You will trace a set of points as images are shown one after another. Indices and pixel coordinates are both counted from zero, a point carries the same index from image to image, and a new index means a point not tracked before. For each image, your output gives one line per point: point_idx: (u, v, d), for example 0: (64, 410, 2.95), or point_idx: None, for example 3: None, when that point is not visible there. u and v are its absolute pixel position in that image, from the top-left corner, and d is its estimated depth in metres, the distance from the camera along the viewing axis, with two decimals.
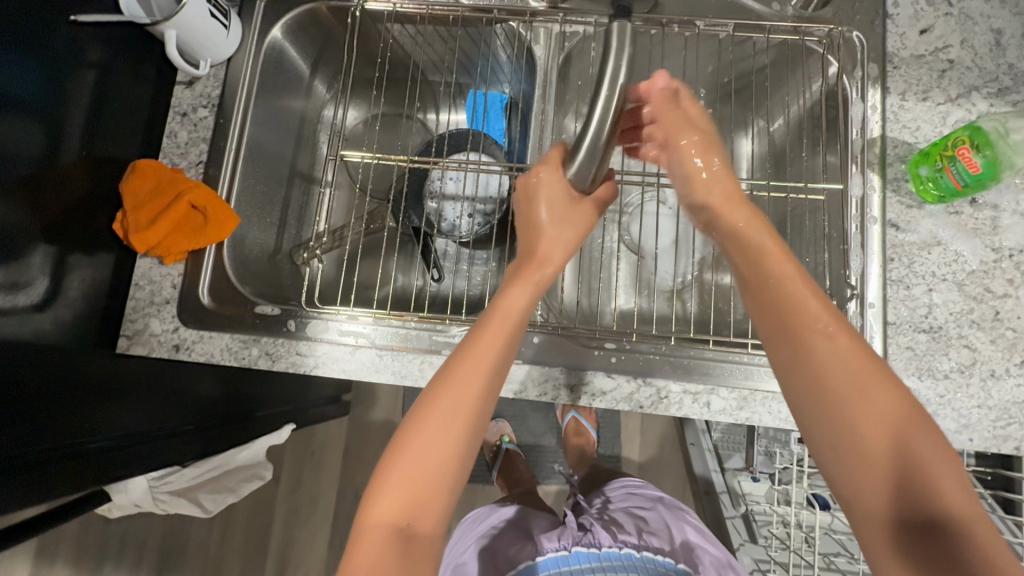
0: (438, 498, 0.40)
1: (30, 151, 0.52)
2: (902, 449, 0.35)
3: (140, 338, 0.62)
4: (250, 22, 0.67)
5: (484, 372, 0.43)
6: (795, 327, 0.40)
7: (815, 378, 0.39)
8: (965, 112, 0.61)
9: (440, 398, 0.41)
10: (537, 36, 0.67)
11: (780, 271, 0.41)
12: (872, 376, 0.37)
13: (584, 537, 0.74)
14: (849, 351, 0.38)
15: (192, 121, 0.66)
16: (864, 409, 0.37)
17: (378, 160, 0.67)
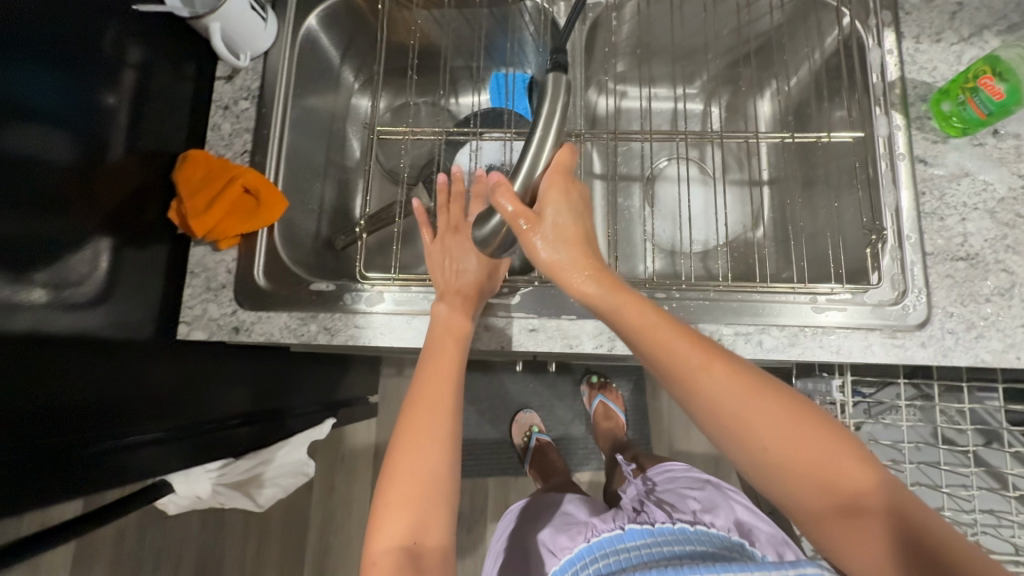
0: (435, 514, 0.48)
1: (89, 143, 0.54)
2: (809, 451, 0.42)
3: (198, 323, 0.63)
4: (283, 14, 0.69)
5: (439, 410, 0.52)
6: (688, 368, 0.44)
7: (712, 410, 0.44)
8: (979, 50, 0.64)
9: (411, 442, 0.51)
10: (559, 9, 0.69)
11: (664, 324, 0.45)
12: (760, 395, 0.43)
13: (640, 518, 0.68)
14: (734, 379, 0.43)
15: (234, 113, 0.68)
16: (766, 428, 0.42)
17: (415, 134, 0.69)
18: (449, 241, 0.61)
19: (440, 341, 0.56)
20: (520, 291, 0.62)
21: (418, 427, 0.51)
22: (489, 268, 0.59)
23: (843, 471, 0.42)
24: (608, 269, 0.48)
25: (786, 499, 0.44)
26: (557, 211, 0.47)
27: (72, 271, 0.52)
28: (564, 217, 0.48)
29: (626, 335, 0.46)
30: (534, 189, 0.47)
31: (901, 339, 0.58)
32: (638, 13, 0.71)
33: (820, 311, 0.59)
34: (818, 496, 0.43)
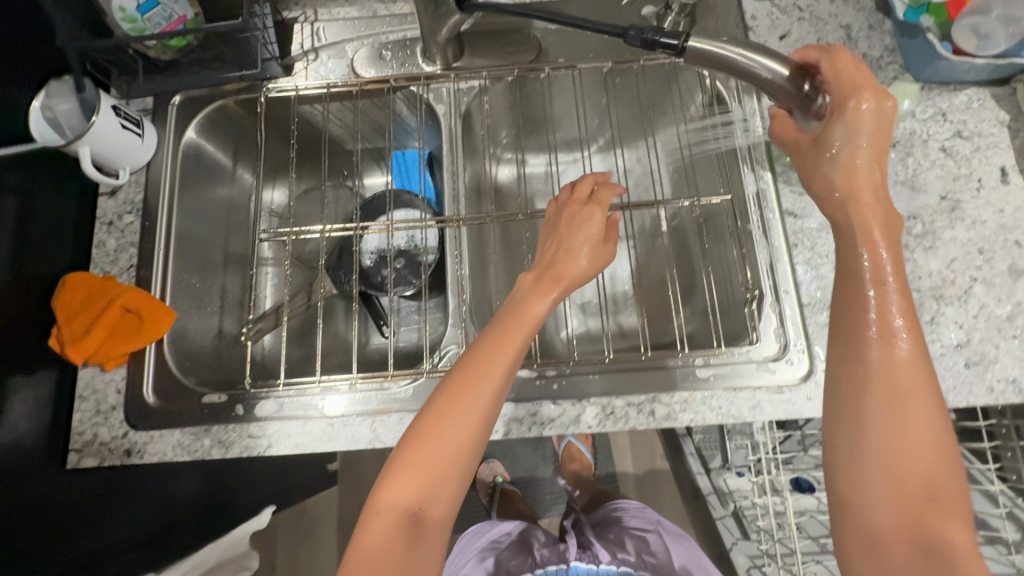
0: (446, 490, 0.44)
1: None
2: (924, 478, 0.38)
3: (89, 449, 0.62)
4: (164, 126, 0.70)
5: (487, 385, 0.46)
6: (869, 333, 0.41)
7: (857, 385, 0.41)
8: None
9: (452, 410, 0.45)
10: (437, 96, 0.70)
11: (870, 275, 0.42)
12: (920, 400, 0.39)
13: (585, 555, 0.82)
14: (912, 375, 0.40)
15: (119, 229, 0.68)
16: (903, 436, 0.39)
17: (301, 233, 0.70)
18: (569, 208, 0.55)
19: (517, 321, 0.49)
20: (412, 383, 0.62)
21: (463, 395, 0.46)
22: (600, 265, 0.53)
23: (942, 522, 0.37)
24: (880, 198, 0.44)
25: (852, 510, 0.40)
26: (846, 141, 0.45)
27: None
28: (858, 156, 0.44)
29: (839, 280, 0.44)
30: (834, 102, 0.46)
31: (787, 393, 0.59)
32: (515, 90, 0.73)
33: (706, 376, 0.60)
34: (898, 523, 0.38)
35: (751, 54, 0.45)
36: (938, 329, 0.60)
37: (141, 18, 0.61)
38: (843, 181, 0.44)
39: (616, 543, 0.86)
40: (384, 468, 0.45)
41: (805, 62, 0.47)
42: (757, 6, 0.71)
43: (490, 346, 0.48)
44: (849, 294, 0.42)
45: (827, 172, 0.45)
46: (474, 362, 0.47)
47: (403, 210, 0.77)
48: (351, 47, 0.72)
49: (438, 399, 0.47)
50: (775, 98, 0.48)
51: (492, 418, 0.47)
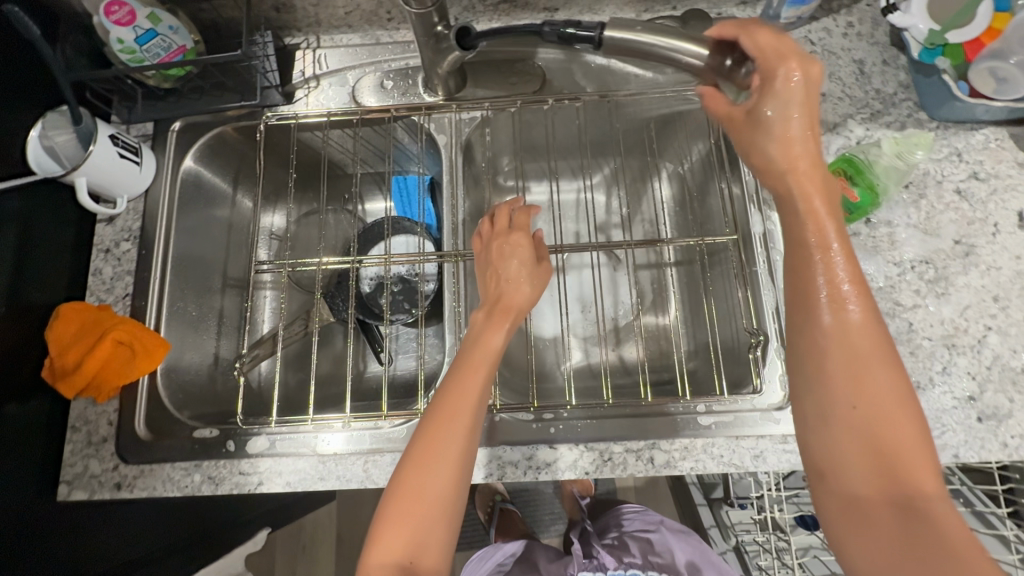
0: (436, 533, 0.43)
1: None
2: (889, 429, 0.38)
3: (80, 481, 0.61)
4: (164, 152, 0.70)
5: (461, 419, 0.46)
6: (819, 296, 0.41)
7: (811, 350, 0.41)
8: (845, 140, 0.65)
9: (428, 455, 0.44)
10: (439, 125, 0.70)
11: (814, 237, 0.42)
12: (871, 355, 0.40)
13: (591, 562, 0.80)
14: (862, 330, 0.40)
15: (116, 256, 0.68)
16: (859, 392, 0.39)
17: (297, 265, 0.69)
18: (496, 242, 0.58)
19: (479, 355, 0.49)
20: (405, 423, 0.61)
21: (437, 435, 0.45)
22: (540, 290, 0.56)
23: (909, 466, 0.38)
24: (815, 156, 0.43)
25: (827, 470, 0.40)
26: (779, 109, 0.44)
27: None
28: (790, 118, 0.43)
29: (788, 246, 0.44)
30: (762, 71, 0.44)
31: (792, 443, 0.57)
32: (517, 120, 0.72)
33: (707, 424, 0.58)
34: (871, 477, 0.38)
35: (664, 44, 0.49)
36: (950, 380, 0.58)
37: (139, 49, 0.61)
38: (782, 142, 0.44)
39: (620, 548, 0.84)
40: (371, 525, 0.44)
41: (722, 38, 0.47)
42: None
43: (452, 384, 0.47)
44: (796, 258, 0.43)
45: (760, 144, 0.45)
46: (443, 405, 0.46)
47: (403, 238, 0.75)
48: (353, 75, 0.71)
49: (411, 450, 0.45)
50: (699, 74, 0.51)
51: (470, 457, 0.46)
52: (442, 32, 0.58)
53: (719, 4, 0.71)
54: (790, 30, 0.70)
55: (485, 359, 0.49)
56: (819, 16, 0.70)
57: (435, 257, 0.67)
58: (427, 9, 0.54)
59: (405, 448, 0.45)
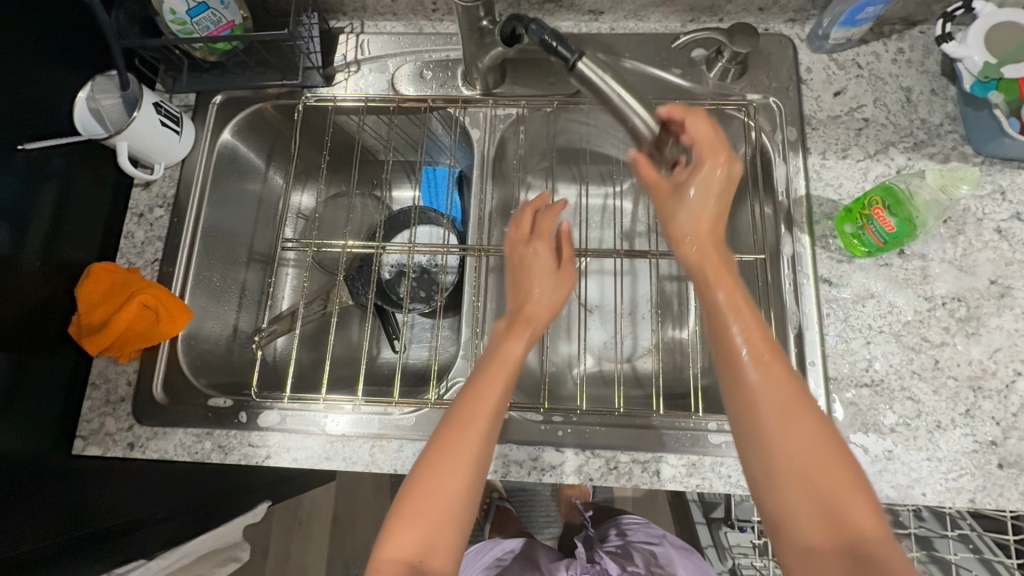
0: (448, 535, 0.43)
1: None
2: (825, 476, 0.39)
3: (95, 438, 0.64)
4: (204, 124, 0.71)
5: (477, 423, 0.46)
6: (742, 357, 0.44)
7: (746, 405, 0.43)
8: (884, 168, 0.64)
9: (438, 457, 0.44)
10: (474, 120, 0.70)
11: (731, 307, 0.46)
12: (796, 405, 0.42)
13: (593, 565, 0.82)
14: (783, 382, 0.43)
15: (148, 222, 0.70)
16: (795, 441, 0.41)
17: (322, 246, 0.69)
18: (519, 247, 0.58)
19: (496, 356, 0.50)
20: (415, 411, 0.61)
21: (453, 437, 0.45)
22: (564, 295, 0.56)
23: (850, 511, 0.38)
24: (716, 236, 0.51)
25: (778, 521, 0.41)
26: (700, 194, 0.50)
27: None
28: (707, 203, 0.50)
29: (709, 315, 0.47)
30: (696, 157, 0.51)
31: None
32: (552, 120, 0.72)
33: (717, 442, 0.58)
34: (817, 525, 0.39)
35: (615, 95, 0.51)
36: (973, 423, 0.56)
37: (189, 20, 0.62)
38: (689, 217, 0.51)
39: (623, 556, 0.86)
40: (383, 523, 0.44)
41: (670, 117, 0.51)
42: (814, 58, 0.69)
43: (473, 388, 0.48)
44: (717, 326, 0.46)
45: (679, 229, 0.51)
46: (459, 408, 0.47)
47: (427, 227, 0.76)
48: (393, 62, 0.72)
49: (425, 452, 0.45)
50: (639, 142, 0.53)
51: (484, 463, 0.46)
52: (486, 27, 0.58)
53: (767, 20, 0.70)
54: (838, 52, 0.68)
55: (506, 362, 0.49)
56: (869, 39, 0.69)
57: (459, 250, 0.67)
58: (474, 3, 0.54)
59: (420, 453, 0.46)
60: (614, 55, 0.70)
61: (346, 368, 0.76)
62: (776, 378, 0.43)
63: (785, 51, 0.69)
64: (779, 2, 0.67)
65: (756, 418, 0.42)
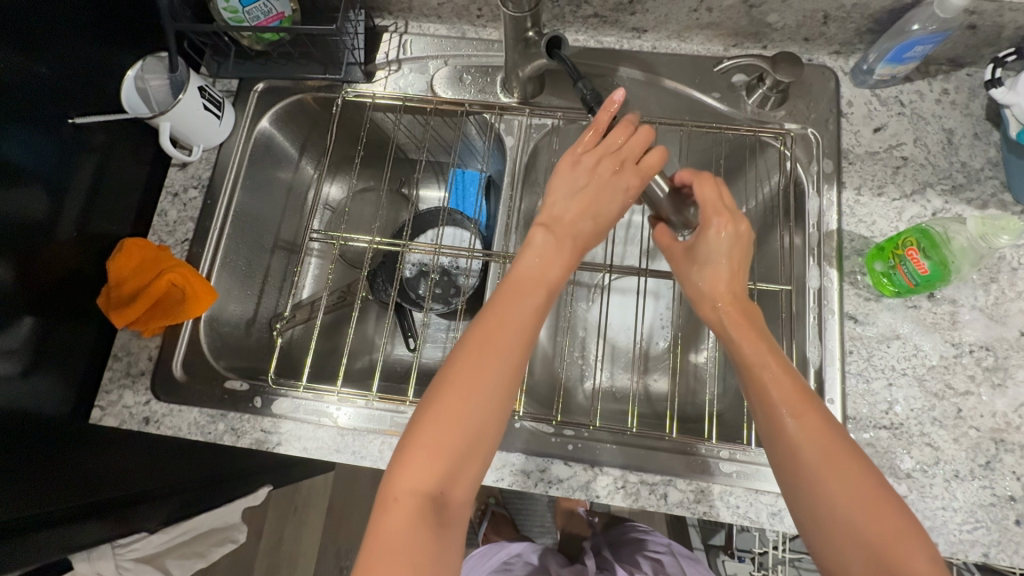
0: (460, 465, 0.42)
1: (28, 223, 0.56)
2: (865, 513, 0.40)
3: (112, 410, 0.64)
4: (244, 110, 0.72)
5: (503, 356, 0.45)
6: (772, 400, 0.44)
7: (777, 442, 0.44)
8: (920, 209, 0.63)
9: (455, 407, 0.43)
10: (509, 127, 0.70)
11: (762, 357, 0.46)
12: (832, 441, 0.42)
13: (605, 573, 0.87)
14: (822, 434, 0.43)
15: (182, 202, 0.71)
16: (838, 481, 0.41)
17: (349, 240, 0.69)
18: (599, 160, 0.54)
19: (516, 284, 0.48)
20: None
21: (476, 373, 0.44)
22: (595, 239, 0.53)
23: (902, 551, 0.39)
24: (737, 295, 0.51)
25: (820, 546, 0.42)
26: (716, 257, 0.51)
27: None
28: (721, 260, 0.51)
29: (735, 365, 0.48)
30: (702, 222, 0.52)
31: None
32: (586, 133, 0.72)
33: (728, 471, 0.57)
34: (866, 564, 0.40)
35: (660, 180, 0.55)
36: (992, 476, 0.55)
37: (241, 10, 0.64)
38: (711, 260, 0.52)
39: (631, 563, 0.91)
40: (391, 462, 0.43)
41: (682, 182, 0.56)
42: (856, 93, 0.68)
43: (494, 316, 0.47)
44: (750, 380, 0.46)
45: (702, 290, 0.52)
46: (474, 338, 0.45)
47: (452, 229, 0.76)
48: (434, 64, 0.72)
49: (442, 389, 0.44)
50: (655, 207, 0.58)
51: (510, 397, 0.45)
52: (532, 39, 0.59)
53: (811, 50, 0.69)
54: (881, 87, 0.68)
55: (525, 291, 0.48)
56: (914, 78, 0.68)
57: (484, 256, 0.66)
58: (523, 14, 0.54)
59: (432, 394, 0.44)
60: (654, 74, 0.70)
61: (360, 362, 0.77)
62: (808, 426, 0.43)
63: (827, 83, 0.68)
64: (826, 34, 0.66)
65: (798, 456, 0.42)
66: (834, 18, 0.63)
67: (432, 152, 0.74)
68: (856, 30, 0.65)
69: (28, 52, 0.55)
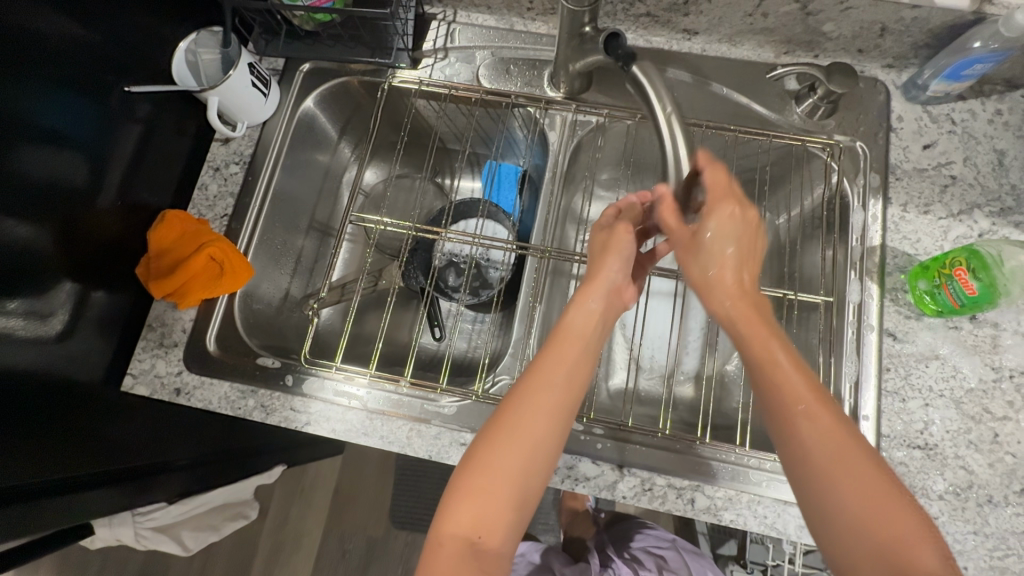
0: (503, 512, 0.43)
1: (74, 189, 0.57)
2: (897, 545, 0.38)
3: (143, 378, 0.65)
4: (288, 89, 0.73)
5: (546, 404, 0.46)
6: (786, 401, 0.44)
7: (796, 465, 0.43)
8: (966, 230, 0.62)
9: (496, 447, 0.44)
10: (553, 122, 0.70)
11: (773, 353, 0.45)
12: (863, 467, 0.41)
13: None
14: (834, 435, 0.42)
15: (223, 176, 0.71)
16: (865, 508, 0.39)
17: (391, 225, 0.69)
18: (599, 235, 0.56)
19: (558, 335, 0.50)
20: (458, 401, 0.62)
21: (516, 419, 0.45)
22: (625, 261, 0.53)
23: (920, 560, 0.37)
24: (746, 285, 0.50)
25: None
26: (725, 242, 0.50)
27: (36, 312, 0.55)
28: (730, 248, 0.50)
29: (751, 369, 0.47)
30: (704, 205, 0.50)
31: None
32: (630, 133, 0.71)
33: (758, 480, 0.57)
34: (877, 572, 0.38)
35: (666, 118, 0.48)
36: None
37: None
38: (721, 254, 0.50)
39: (634, 561, 0.91)
40: (440, 499, 0.44)
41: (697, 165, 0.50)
42: (907, 108, 0.67)
43: (537, 366, 0.48)
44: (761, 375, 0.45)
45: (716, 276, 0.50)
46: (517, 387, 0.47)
47: (490, 223, 0.75)
48: (480, 54, 0.72)
49: (484, 433, 0.46)
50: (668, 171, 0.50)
51: (552, 447, 0.45)
52: (588, 33, 0.58)
53: (864, 62, 0.68)
54: (933, 104, 0.67)
55: (572, 339, 0.50)
56: (967, 96, 0.67)
57: (522, 248, 0.66)
58: (582, 8, 0.54)
59: (479, 429, 0.46)
60: (702, 76, 0.69)
61: (387, 347, 0.77)
62: (816, 432, 0.42)
63: (877, 96, 0.67)
64: (881, 46, 0.65)
65: (817, 467, 0.41)
66: (891, 31, 0.63)
67: (471, 144, 0.74)
68: (912, 45, 0.64)
69: (86, 18, 0.55)
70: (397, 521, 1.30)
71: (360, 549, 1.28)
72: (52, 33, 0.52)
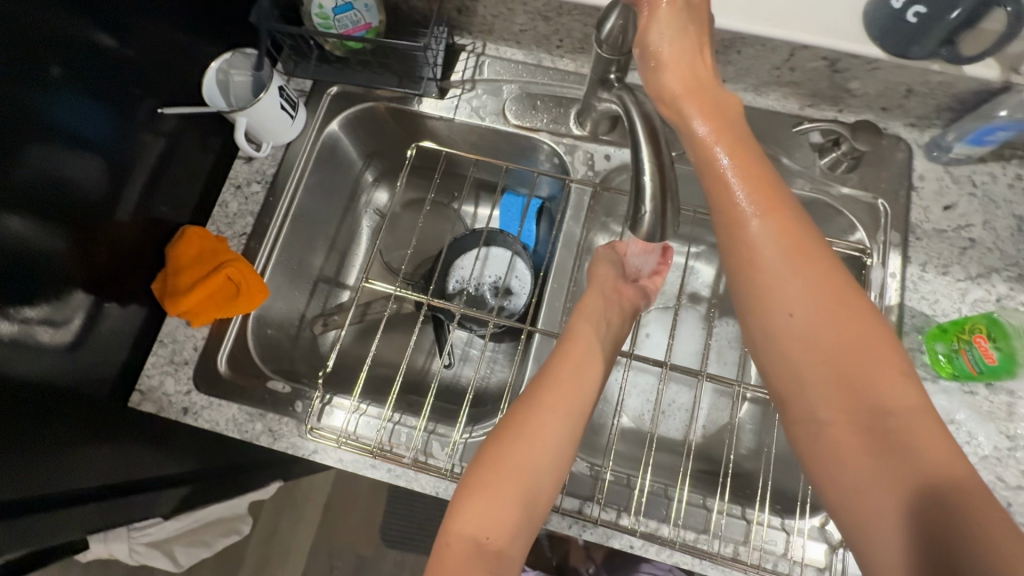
0: (504, 547, 0.46)
1: (94, 203, 0.57)
2: (869, 399, 0.36)
3: (151, 395, 0.63)
4: (315, 112, 0.73)
5: (517, 462, 0.49)
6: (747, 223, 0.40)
7: (795, 362, 0.38)
8: (984, 293, 0.63)
9: (484, 499, 0.47)
10: (575, 158, 0.71)
11: (759, 210, 0.40)
12: (856, 327, 0.38)
13: None
14: (815, 266, 0.39)
15: (244, 195, 0.71)
16: (848, 385, 0.37)
17: (404, 293, 0.66)
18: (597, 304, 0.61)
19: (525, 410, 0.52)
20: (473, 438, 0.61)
21: (492, 478, 0.48)
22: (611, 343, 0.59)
23: (883, 392, 0.36)
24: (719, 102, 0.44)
25: (832, 473, 0.37)
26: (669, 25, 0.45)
27: (51, 322, 0.54)
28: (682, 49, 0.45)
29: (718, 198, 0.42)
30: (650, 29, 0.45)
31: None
32: None
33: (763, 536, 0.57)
34: (851, 431, 0.36)
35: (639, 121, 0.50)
36: None
37: (333, 18, 0.66)
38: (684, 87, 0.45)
39: None
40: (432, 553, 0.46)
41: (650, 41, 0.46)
42: (928, 167, 0.68)
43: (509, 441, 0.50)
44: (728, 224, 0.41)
45: (683, 110, 0.45)
46: (489, 457, 0.49)
47: (516, 259, 0.75)
48: (507, 88, 0.73)
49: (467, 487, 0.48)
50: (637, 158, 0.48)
51: (541, 485, 0.49)
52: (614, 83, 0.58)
53: (887, 119, 0.69)
54: (954, 165, 0.67)
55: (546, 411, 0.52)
56: (989, 159, 0.67)
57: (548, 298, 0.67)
58: (615, 57, 0.55)
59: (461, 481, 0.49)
60: None
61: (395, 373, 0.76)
62: (788, 263, 0.39)
63: (898, 154, 0.68)
64: (905, 106, 0.66)
65: (776, 301, 0.39)
66: (916, 93, 0.63)
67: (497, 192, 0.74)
68: (936, 107, 0.65)
69: (120, 36, 0.56)
70: (388, 541, 1.28)
71: (349, 566, 1.26)
72: (88, 52, 0.53)
